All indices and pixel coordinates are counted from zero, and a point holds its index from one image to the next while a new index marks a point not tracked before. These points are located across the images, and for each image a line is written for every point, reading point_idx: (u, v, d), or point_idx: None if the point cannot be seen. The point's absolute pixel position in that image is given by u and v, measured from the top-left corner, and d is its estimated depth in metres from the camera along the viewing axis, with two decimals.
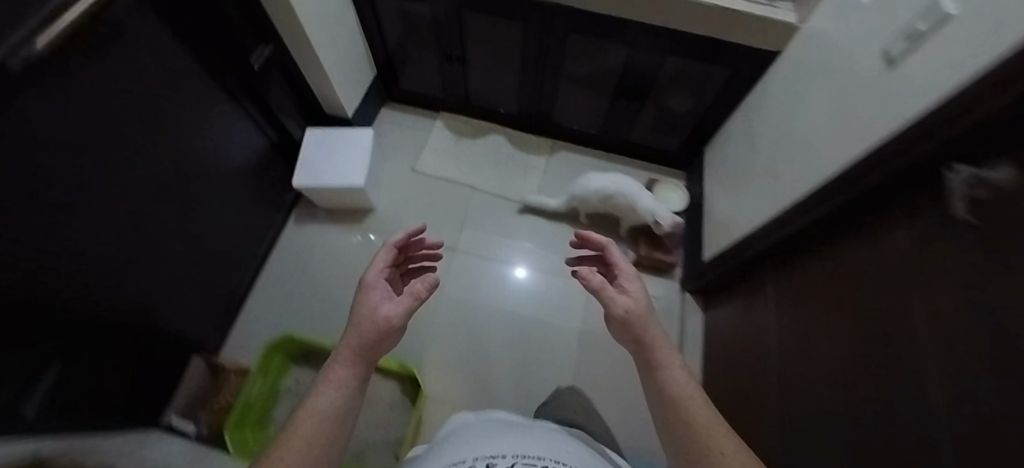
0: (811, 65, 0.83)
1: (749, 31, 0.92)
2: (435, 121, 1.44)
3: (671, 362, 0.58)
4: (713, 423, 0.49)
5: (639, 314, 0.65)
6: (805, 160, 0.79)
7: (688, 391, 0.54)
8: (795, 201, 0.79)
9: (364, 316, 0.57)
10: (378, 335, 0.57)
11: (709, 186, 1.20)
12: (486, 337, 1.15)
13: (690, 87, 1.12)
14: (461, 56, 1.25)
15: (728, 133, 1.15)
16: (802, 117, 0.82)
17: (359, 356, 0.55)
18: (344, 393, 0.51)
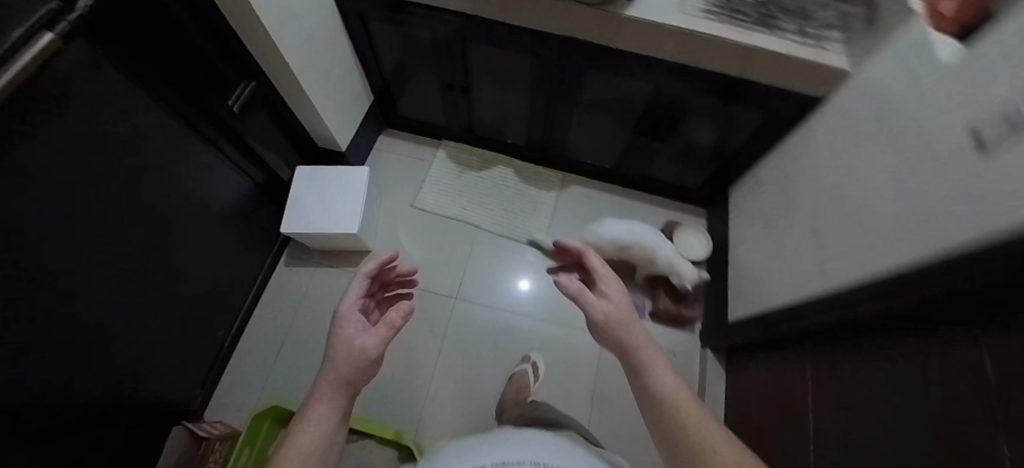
0: (864, 122, 0.73)
1: (791, 75, 0.81)
2: (437, 152, 1.34)
3: (662, 371, 0.53)
4: (719, 449, 0.46)
5: (622, 318, 0.58)
6: (858, 237, 0.69)
7: (684, 406, 0.50)
8: (844, 283, 0.69)
9: (340, 354, 0.51)
10: (357, 371, 0.52)
11: (736, 233, 1.10)
12: (476, 343, 1.11)
13: (719, 129, 1.01)
14: (464, 86, 1.15)
15: (757, 177, 1.04)
16: (852, 183, 0.73)
17: (337, 393, 0.51)
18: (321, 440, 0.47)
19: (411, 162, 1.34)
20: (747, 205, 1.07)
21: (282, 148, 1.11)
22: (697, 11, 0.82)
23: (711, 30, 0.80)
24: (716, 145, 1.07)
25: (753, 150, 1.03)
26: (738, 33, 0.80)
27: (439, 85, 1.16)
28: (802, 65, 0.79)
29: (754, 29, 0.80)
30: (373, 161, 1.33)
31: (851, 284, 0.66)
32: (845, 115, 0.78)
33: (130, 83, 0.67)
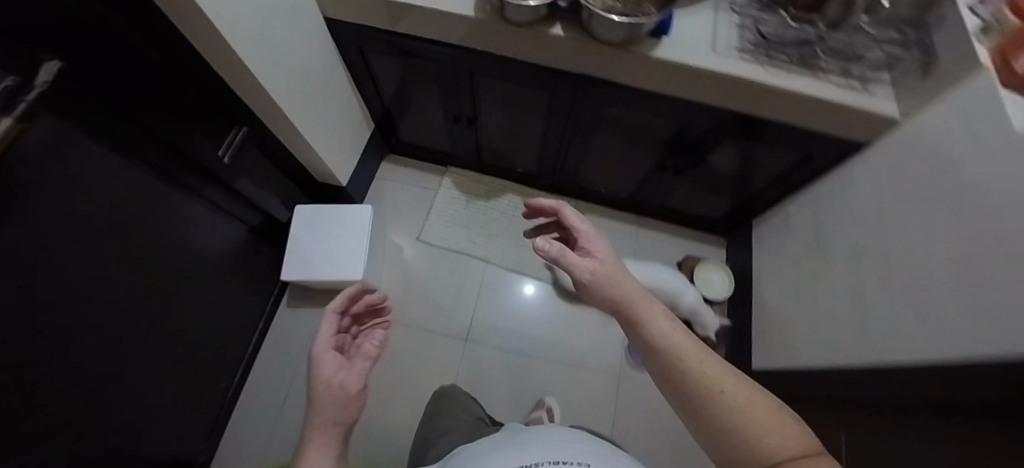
0: (913, 180, 0.67)
1: (832, 121, 0.75)
2: (442, 180, 1.27)
3: (654, 319, 0.48)
4: (732, 387, 0.40)
5: (607, 273, 0.54)
6: (902, 309, 0.64)
7: (688, 354, 0.44)
8: (887, 359, 0.65)
9: (325, 388, 0.48)
10: (343, 403, 0.49)
11: (758, 270, 1.05)
12: (482, 367, 1.08)
13: (744, 166, 0.95)
14: (471, 117, 1.08)
15: (784, 214, 0.99)
16: (895, 247, 0.68)
17: (326, 429, 0.47)
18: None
19: (415, 191, 1.27)
20: (769, 244, 1.02)
21: (280, 188, 1.04)
22: (731, 50, 0.75)
23: (747, 71, 0.73)
24: (738, 181, 1.01)
25: (779, 188, 0.97)
26: (776, 75, 0.73)
27: (444, 115, 1.09)
28: (846, 111, 0.73)
29: (795, 71, 0.73)
30: (374, 191, 1.27)
31: (894, 363, 0.62)
32: (890, 166, 0.72)
33: (113, 154, 0.60)
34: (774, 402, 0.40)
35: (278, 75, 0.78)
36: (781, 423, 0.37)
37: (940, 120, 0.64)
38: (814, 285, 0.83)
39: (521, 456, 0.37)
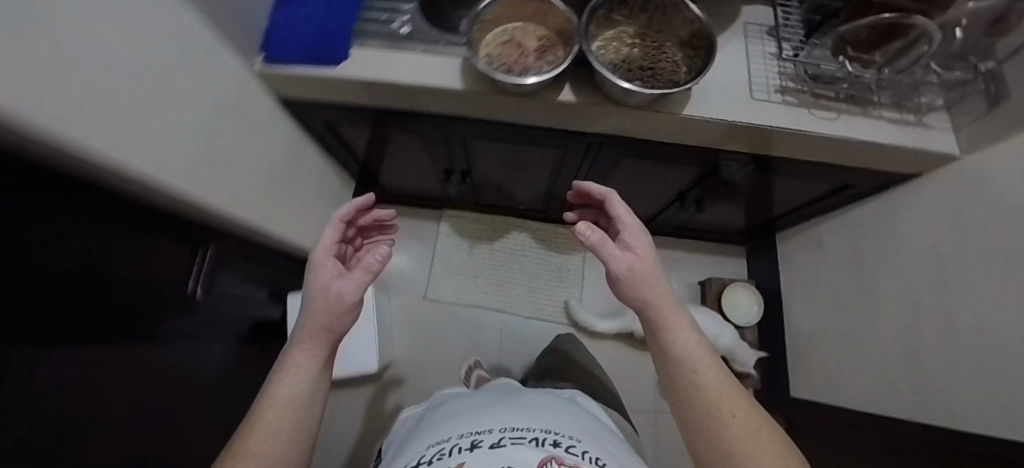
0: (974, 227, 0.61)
1: (881, 159, 0.67)
2: (439, 226, 1.17)
3: (676, 329, 0.44)
4: (733, 418, 0.39)
5: (645, 272, 0.46)
6: (962, 371, 0.61)
7: (702, 373, 0.42)
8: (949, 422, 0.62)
9: (314, 298, 0.42)
10: (334, 316, 0.42)
11: (788, 290, 1.01)
12: (473, 336, 1.09)
13: (773, 194, 0.87)
14: (465, 168, 0.95)
15: (814, 234, 0.93)
16: (953, 299, 0.63)
17: (315, 339, 0.42)
18: (305, 393, 0.39)
19: (412, 244, 1.16)
20: (802, 265, 0.97)
21: (265, 283, 0.92)
22: (771, 93, 0.64)
23: (793, 118, 0.63)
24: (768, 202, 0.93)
25: (812, 209, 0.90)
26: (825, 118, 0.63)
27: (433, 169, 0.96)
28: (901, 151, 0.64)
29: (844, 109, 0.64)
30: None
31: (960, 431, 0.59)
32: (948, 205, 0.66)
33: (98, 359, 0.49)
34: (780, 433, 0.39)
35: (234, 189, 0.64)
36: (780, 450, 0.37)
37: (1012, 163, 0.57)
38: (859, 322, 0.80)
39: (517, 413, 0.52)
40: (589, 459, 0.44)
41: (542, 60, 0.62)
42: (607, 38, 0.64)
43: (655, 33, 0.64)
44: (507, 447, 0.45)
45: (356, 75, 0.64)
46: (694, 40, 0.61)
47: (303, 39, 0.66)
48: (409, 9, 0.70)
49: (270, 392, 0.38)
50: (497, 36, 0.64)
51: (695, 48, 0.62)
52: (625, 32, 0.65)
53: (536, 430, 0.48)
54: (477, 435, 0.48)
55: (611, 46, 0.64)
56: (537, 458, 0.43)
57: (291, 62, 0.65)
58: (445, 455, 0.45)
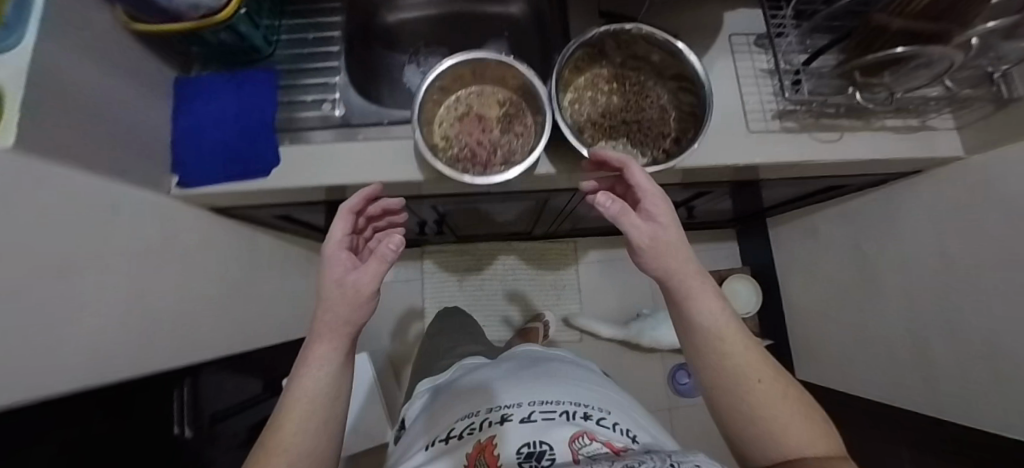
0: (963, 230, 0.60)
1: (880, 168, 0.63)
2: (423, 264, 1.10)
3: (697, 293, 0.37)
4: (760, 394, 0.34)
5: (671, 244, 0.38)
6: (950, 370, 0.63)
7: (728, 344, 0.36)
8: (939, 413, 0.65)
9: (327, 295, 0.34)
10: (352, 311, 0.35)
11: (787, 275, 1.01)
12: None
13: (767, 195, 0.83)
14: (440, 217, 0.87)
15: (808, 223, 0.91)
16: (942, 299, 0.63)
17: (334, 332, 0.35)
18: (331, 389, 0.34)
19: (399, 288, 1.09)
20: (796, 251, 0.96)
21: None
22: (767, 122, 0.58)
23: (797, 149, 0.58)
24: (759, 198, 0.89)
25: (806, 201, 0.87)
26: (831, 142, 0.58)
27: (406, 224, 0.87)
28: (900, 160, 0.60)
29: (847, 127, 0.59)
30: None
31: (974, 426, 0.59)
32: (946, 206, 0.62)
33: None
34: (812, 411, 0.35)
35: (186, 334, 0.56)
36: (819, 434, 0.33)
37: (1002, 168, 0.54)
38: (857, 313, 0.81)
39: (539, 385, 0.49)
40: (621, 433, 0.41)
41: (505, 130, 0.54)
42: (579, 88, 0.57)
43: (632, 76, 0.58)
44: (539, 421, 0.41)
45: (295, 181, 0.55)
46: (679, 81, 0.55)
47: (219, 146, 0.55)
48: (340, 83, 0.61)
49: (290, 390, 0.33)
50: (449, 110, 0.56)
51: (680, 89, 0.56)
52: (598, 78, 0.57)
53: (566, 403, 0.44)
54: (505, 409, 0.44)
55: (587, 98, 0.57)
56: (569, 429, 0.39)
57: (214, 178, 0.55)
58: (475, 430, 0.42)
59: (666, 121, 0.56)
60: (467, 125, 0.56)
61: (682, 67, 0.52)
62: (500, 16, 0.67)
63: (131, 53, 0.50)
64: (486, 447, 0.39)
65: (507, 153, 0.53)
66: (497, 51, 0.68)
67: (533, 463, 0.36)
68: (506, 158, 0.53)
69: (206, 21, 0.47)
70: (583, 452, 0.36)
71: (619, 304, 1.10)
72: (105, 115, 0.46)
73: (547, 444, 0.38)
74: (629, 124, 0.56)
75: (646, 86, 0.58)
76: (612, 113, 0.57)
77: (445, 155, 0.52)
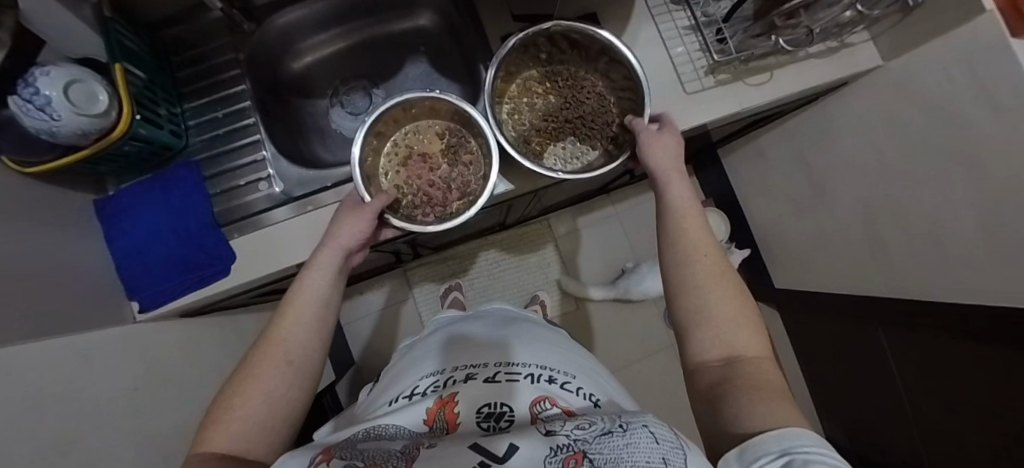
0: (888, 132, 0.64)
1: (809, 93, 0.65)
2: (408, 283, 1.10)
3: (669, 188, 0.42)
4: (722, 294, 0.35)
5: (673, 164, 0.44)
6: (899, 256, 0.70)
7: (696, 251, 0.37)
8: (896, 293, 0.73)
9: (348, 220, 0.43)
10: (361, 223, 0.43)
11: (748, 197, 1.06)
12: None
13: (714, 133, 0.86)
14: (411, 243, 0.86)
15: (757, 147, 0.95)
16: (881, 196, 0.69)
17: (338, 244, 0.41)
18: (327, 290, 0.38)
19: (394, 313, 1.09)
20: (750, 173, 1.01)
21: None
22: (701, 80, 0.59)
23: (734, 100, 0.59)
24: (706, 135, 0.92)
25: (749, 127, 0.91)
26: (761, 83, 0.60)
27: (380, 258, 0.86)
28: (826, 83, 0.62)
29: (773, 65, 0.60)
30: (354, 341, 1.07)
31: (930, 300, 0.67)
32: (869, 113, 0.66)
33: None
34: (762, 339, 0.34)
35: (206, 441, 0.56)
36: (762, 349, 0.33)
37: (916, 72, 0.57)
38: (813, 220, 0.87)
39: (511, 345, 0.50)
40: (583, 397, 0.41)
41: (455, 164, 0.57)
42: (515, 97, 0.59)
43: (561, 70, 0.59)
44: (503, 381, 0.41)
45: (256, 270, 0.54)
46: (606, 68, 0.57)
47: (163, 256, 0.52)
48: (268, 156, 0.57)
49: (295, 286, 0.37)
50: (388, 158, 0.56)
51: (609, 75, 0.58)
52: (530, 82, 0.59)
53: (533, 366, 0.45)
54: (471, 369, 0.45)
55: (524, 106, 0.59)
56: (532, 393, 0.39)
57: (174, 292, 0.53)
58: (439, 387, 0.43)
59: (606, 108, 0.59)
60: (412, 167, 0.57)
61: (606, 54, 0.53)
62: (412, 31, 0.64)
63: (36, 194, 0.45)
64: (447, 403, 0.39)
65: (462, 185, 0.56)
66: (419, 69, 0.66)
67: (492, 423, 0.36)
68: (462, 188, 0.56)
69: (100, 143, 0.43)
70: (542, 415, 0.36)
71: (603, 265, 1.15)
72: (46, 271, 0.43)
73: (508, 405, 0.38)
74: (572, 122, 0.59)
75: (577, 77, 0.60)
76: (553, 114, 0.60)
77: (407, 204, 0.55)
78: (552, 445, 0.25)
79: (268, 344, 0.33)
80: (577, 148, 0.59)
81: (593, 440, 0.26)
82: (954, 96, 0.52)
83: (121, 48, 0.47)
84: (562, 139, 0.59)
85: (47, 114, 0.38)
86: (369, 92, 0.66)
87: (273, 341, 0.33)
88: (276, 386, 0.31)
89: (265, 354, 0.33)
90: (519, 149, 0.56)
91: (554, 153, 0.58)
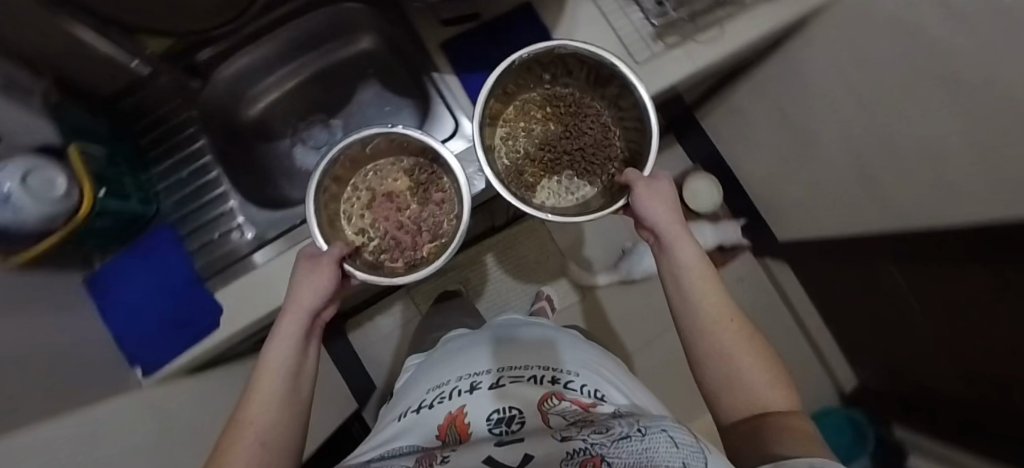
0: (855, 64, 0.62)
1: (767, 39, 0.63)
2: (412, 301, 1.11)
3: (675, 247, 0.41)
4: (745, 356, 0.36)
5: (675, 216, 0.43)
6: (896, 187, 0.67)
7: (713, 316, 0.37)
8: (902, 227, 0.70)
9: (304, 280, 0.41)
10: (318, 279, 0.41)
11: (735, 155, 1.03)
12: None
13: (683, 98, 0.84)
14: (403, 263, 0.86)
15: (732, 103, 0.93)
16: (864, 129, 0.66)
17: (298, 311, 0.40)
18: (294, 361, 0.38)
19: (408, 333, 1.10)
20: (731, 131, 0.98)
21: None
22: (648, 46, 0.57)
23: (688, 61, 0.57)
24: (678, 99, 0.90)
25: (721, 84, 0.89)
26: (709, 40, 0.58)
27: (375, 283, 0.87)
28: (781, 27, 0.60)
29: (725, 16, 0.58)
30: (371, 368, 1.08)
31: (936, 228, 0.63)
32: (834, 47, 0.64)
33: None
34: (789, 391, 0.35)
35: None
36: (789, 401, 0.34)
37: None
38: (802, 166, 0.84)
39: (517, 349, 0.50)
40: (588, 393, 0.41)
41: (426, 204, 0.60)
42: (512, 121, 0.61)
43: (565, 98, 0.61)
44: (507, 386, 0.42)
45: (243, 321, 0.53)
46: (609, 100, 0.58)
47: (159, 321, 0.53)
48: (236, 205, 0.59)
49: (261, 363, 0.37)
50: (356, 199, 0.59)
51: (613, 107, 0.59)
52: (532, 109, 0.62)
53: (535, 367, 0.45)
54: (475, 376, 0.45)
55: (523, 135, 0.62)
56: (538, 393, 0.40)
57: (174, 352, 0.54)
58: (445, 399, 0.43)
59: (609, 141, 0.60)
60: (379, 207, 0.60)
61: (608, 84, 0.54)
62: (355, 59, 0.65)
63: (23, 280, 0.47)
64: (457, 416, 0.39)
65: (430, 227, 0.59)
66: (372, 92, 0.66)
67: (504, 427, 0.36)
68: (431, 229, 0.59)
69: (69, 225, 0.44)
70: (553, 411, 0.37)
71: (602, 249, 1.13)
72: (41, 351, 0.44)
73: (518, 408, 0.38)
74: (572, 154, 0.62)
75: (581, 104, 0.62)
76: (551, 143, 0.63)
77: (376, 246, 0.57)
78: (568, 450, 0.25)
79: (235, 431, 0.32)
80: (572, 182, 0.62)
81: (611, 445, 0.24)
82: (913, 9, 0.49)
83: (73, 129, 0.49)
84: (558, 171, 0.63)
85: (10, 207, 0.40)
86: (328, 125, 0.67)
87: (244, 422, 0.33)
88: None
89: (234, 440, 0.32)
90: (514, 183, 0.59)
91: (547, 187, 0.62)
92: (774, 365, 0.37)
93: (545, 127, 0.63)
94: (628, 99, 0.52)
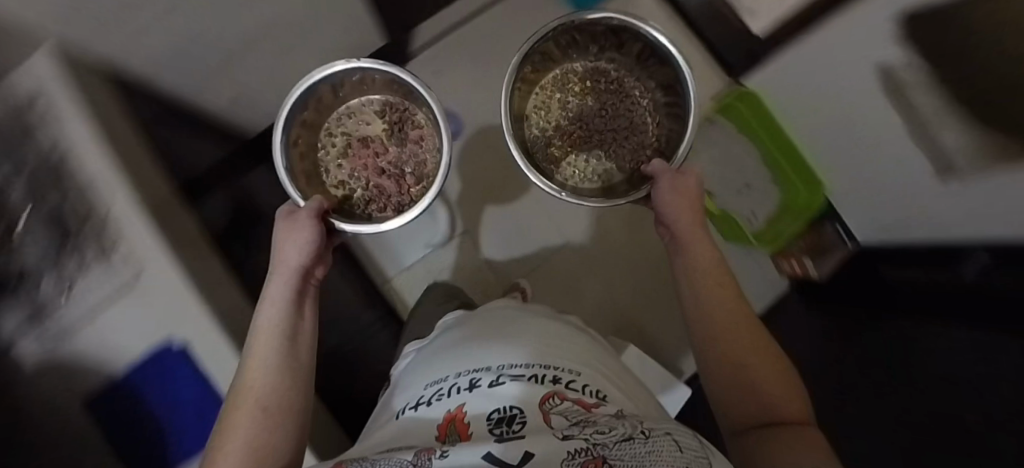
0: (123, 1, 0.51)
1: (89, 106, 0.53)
2: None
3: (691, 250, 0.50)
4: (753, 357, 0.42)
5: (695, 227, 0.51)
6: None
7: (741, 322, 0.45)
8: None
9: (286, 249, 0.51)
10: (301, 244, 0.51)
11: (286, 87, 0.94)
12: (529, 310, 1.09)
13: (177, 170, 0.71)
14: None
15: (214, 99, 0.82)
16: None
17: (287, 274, 0.50)
18: (283, 322, 0.47)
19: None
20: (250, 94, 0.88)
21: None
22: (71, 305, 0.51)
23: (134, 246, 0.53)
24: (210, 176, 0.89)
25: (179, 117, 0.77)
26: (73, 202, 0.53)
27: None
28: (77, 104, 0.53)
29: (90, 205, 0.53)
30: None
31: None
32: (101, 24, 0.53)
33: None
34: (797, 387, 0.42)
35: None
36: (786, 390, 0.41)
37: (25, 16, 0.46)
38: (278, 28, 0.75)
39: (517, 347, 0.47)
40: (591, 394, 0.40)
41: (394, 140, 0.85)
42: (547, 90, 0.91)
43: (609, 74, 0.90)
44: (508, 381, 0.38)
45: None
46: (653, 85, 0.86)
47: None
48: None
49: (257, 328, 0.47)
50: (333, 147, 0.83)
51: (657, 93, 0.86)
52: (571, 85, 0.91)
53: (536, 365, 0.43)
54: (475, 374, 0.42)
55: (562, 105, 0.92)
56: (540, 392, 0.37)
57: None
58: (444, 394, 0.40)
59: (645, 124, 0.89)
60: (358, 151, 0.85)
61: (648, 62, 0.81)
62: None
63: None
64: (456, 415, 0.35)
65: (412, 167, 0.84)
66: None
67: (505, 424, 0.32)
68: (416, 164, 0.84)
69: None
70: (554, 411, 0.34)
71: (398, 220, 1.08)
72: None
73: (518, 406, 0.34)
74: (602, 132, 0.92)
75: (623, 84, 0.90)
76: (585, 116, 0.92)
77: (363, 192, 0.82)
78: (569, 450, 0.22)
79: (241, 390, 0.42)
80: (596, 161, 0.91)
81: (616, 446, 0.23)
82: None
83: None
84: (584, 149, 0.92)
85: None
86: None
87: (246, 388, 0.42)
88: (251, 430, 0.38)
89: (239, 405, 0.41)
90: (539, 148, 0.91)
91: (570, 161, 0.92)
92: (788, 380, 0.42)
93: (583, 99, 0.92)
94: (673, 87, 0.78)
